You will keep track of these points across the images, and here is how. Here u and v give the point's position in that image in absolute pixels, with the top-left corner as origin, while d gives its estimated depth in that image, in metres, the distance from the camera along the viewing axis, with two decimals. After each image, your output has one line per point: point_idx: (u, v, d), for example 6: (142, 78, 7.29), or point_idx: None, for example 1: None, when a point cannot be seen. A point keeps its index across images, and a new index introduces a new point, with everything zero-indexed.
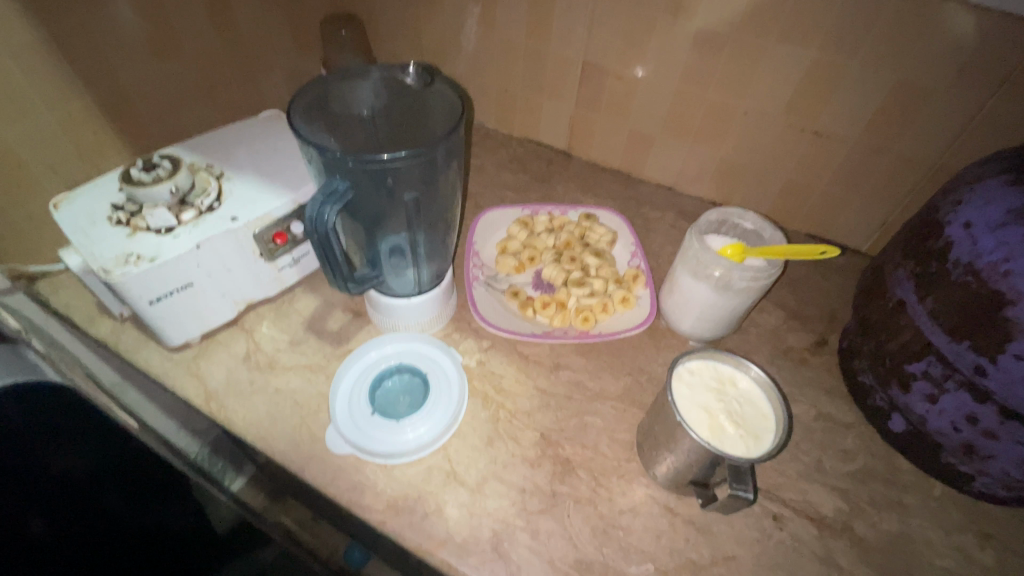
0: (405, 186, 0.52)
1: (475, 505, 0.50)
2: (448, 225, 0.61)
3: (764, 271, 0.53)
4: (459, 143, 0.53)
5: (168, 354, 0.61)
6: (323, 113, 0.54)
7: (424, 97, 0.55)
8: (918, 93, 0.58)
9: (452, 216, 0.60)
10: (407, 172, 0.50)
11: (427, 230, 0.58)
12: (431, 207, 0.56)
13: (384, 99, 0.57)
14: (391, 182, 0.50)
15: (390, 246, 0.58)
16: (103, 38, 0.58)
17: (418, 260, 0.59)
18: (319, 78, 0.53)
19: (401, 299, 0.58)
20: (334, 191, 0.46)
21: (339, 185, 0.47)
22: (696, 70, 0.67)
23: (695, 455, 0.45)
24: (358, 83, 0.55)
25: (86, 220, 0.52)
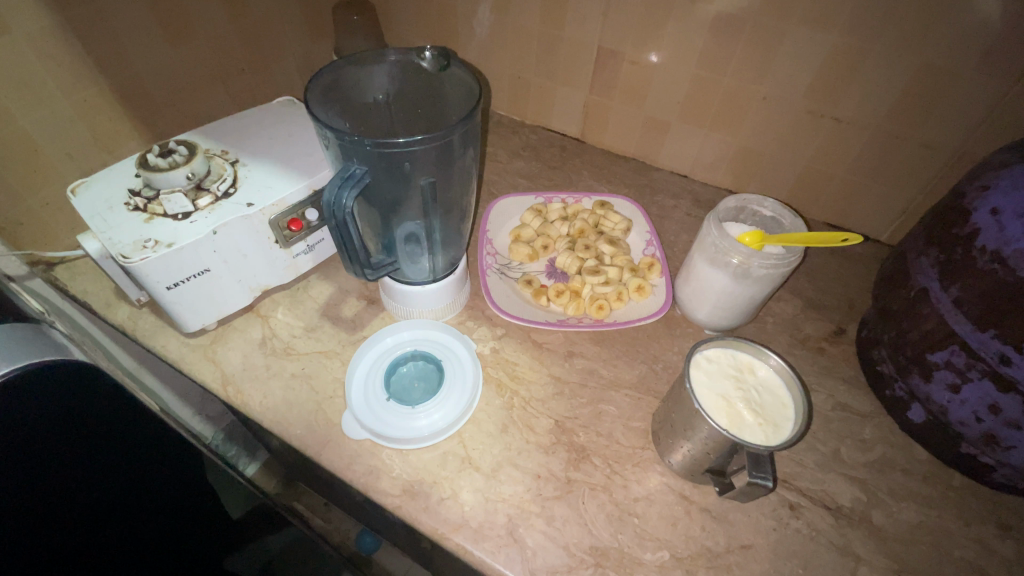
0: (421, 172, 0.51)
1: (490, 490, 0.50)
2: (463, 212, 0.60)
3: (785, 258, 0.53)
4: (475, 128, 0.52)
5: (185, 340, 0.61)
6: (338, 97, 0.53)
7: (440, 81, 0.54)
8: (943, 77, 0.56)
9: (467, 202, 0.60)
10: (424, 156, 0.49)
11: (441, 217, 0.58)
12: (447, 193, 0.56)
13: (399, 84, 0.56)
14: (407, 167, 0.50)
15: (406, 232, 0.58)
16: (116, 23, 0.58)
17: (432, 246, 0.59)
18: (335, 60, 0.52)
19: (415, 287, 0.58)
20: (351, 175, 0.46)
21: (356, 169, 0.47)
22: (713, 55, 0.66)
23: (711, 442, 0.45)
24: (373, 66, 0.54)
25: (103, 204, 0.53)
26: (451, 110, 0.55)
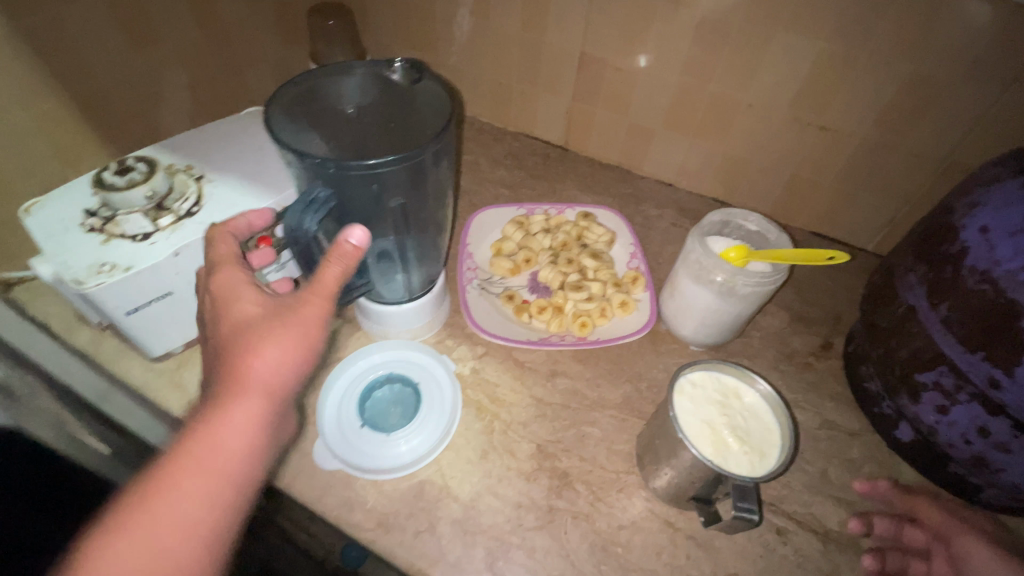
0: (392, 192, 0.49)
1: (468, 522, 0.49)
2: (438, 228, 0.58)
3: (771, 276, 0.51)
4: (449, 144, 0.50)
5: (149, 365, 0.59)
6: (304, 112, 0.50)
7: (412, 96, 0.52)
8: (932, 86, 0.55)
9: (442, 217, 0.57)
10: (395, 177, 0.47)
11: (414, 235, 0.55)
12: (420, 211, 0.54)
13: (370, 97, 0.53)
14: (378, 188, 0.48)
15: (377, 250, 0.54)
16: (74, 31, 0.55)
17: (407, 264, 0.57)
18: (299, 73, 0.49)
19: (391, 307, 0.56)
20: (315, 199, 0.44)
21: (320, 193, 0.44)
22: (700, 61, 0.64)
23: (696, 471, 0.43)
24: (341, 78, 0.51)
25: (58, 225, 0.50)
26: (423, 124, 0.53)
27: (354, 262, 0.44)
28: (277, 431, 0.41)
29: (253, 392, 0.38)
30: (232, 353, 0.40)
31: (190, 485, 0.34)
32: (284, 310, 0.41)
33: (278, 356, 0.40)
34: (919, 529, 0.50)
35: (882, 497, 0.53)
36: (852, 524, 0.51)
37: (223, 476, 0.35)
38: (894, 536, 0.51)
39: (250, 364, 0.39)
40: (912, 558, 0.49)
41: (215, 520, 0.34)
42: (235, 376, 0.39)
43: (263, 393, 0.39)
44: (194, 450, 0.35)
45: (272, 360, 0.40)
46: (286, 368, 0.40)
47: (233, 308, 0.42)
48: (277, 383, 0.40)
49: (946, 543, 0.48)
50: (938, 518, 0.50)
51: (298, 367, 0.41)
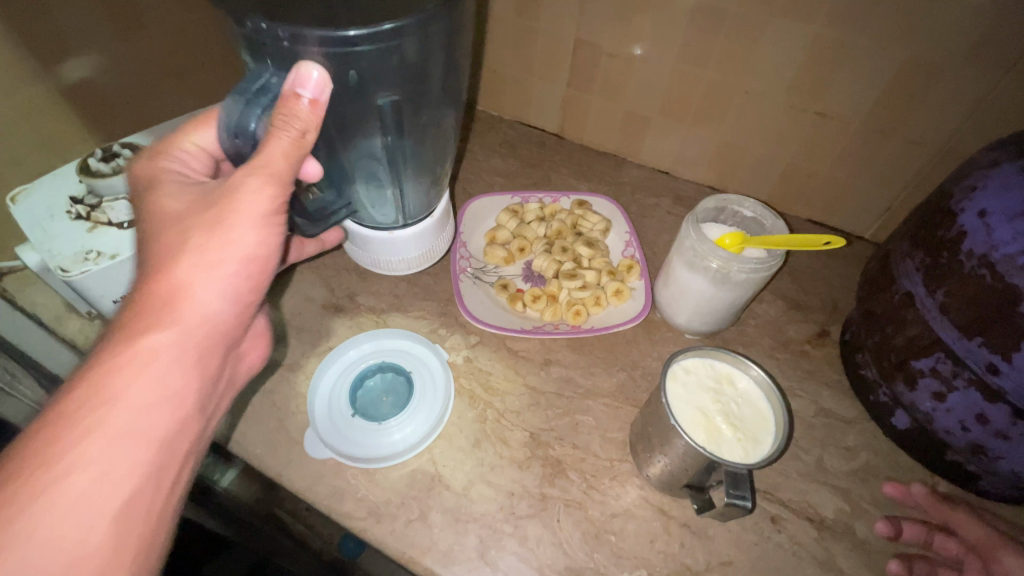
0: (378, 84, 0.42)
1: (460, 510, 0.48)
2: (439, 142, 0.52)
3: (766, 262, 0.51)
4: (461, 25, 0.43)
5: None
6: None
7: None
8: (930, 70, 0.54)
9: (444, 128, 0.51)
10: (382, 59, 0.40)
11: (411, 146, 0.50)
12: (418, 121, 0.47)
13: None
14: (356, 76, 0.41)
15: (363, 161, 0.48)
16: (58, 18, 0.54)
17: (399, 181, 0.52)
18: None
19: (381, 233, 0.53)
20: (262, 91, 0.38)
21: (269, 81, 0.38)
22: (694, 46, 0.63)
23: (689, 460, 0.43)
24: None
25: (43, 214, 0.49)
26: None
27: (306, 115, 0.37)
28: (215, 366, 0.37)
29: (173, 317, 0.35)
30: (154, 269, 0.36)
31: (93, 423, 0.31)
32: (212, 212, 0.38)
33: (201, 280, 0.36)
34: (951, 538, 0.48)
35: (911, 499, 0.51)
36: (878, 526, 0.50)
37: (127, 432, 0.31)
38: (922, 542, 0.49)
39: (170, 284, 0.36)
40: (939, 567, 0.47)
41: (125, 474, 0.31)
42: (153, 292, 0.35)
43: (188, 321, 0.35)
44: (107, 375, 0.32)
45: (205, 264, 0.37)
46: (213, 292, 0.37)
47: (162, 203, 0.40)
48: (210, 304, 0.37)
49: (982, 557, 0.46)
50: (977, 532, 0.47)
51: (238, 276, 0.38)
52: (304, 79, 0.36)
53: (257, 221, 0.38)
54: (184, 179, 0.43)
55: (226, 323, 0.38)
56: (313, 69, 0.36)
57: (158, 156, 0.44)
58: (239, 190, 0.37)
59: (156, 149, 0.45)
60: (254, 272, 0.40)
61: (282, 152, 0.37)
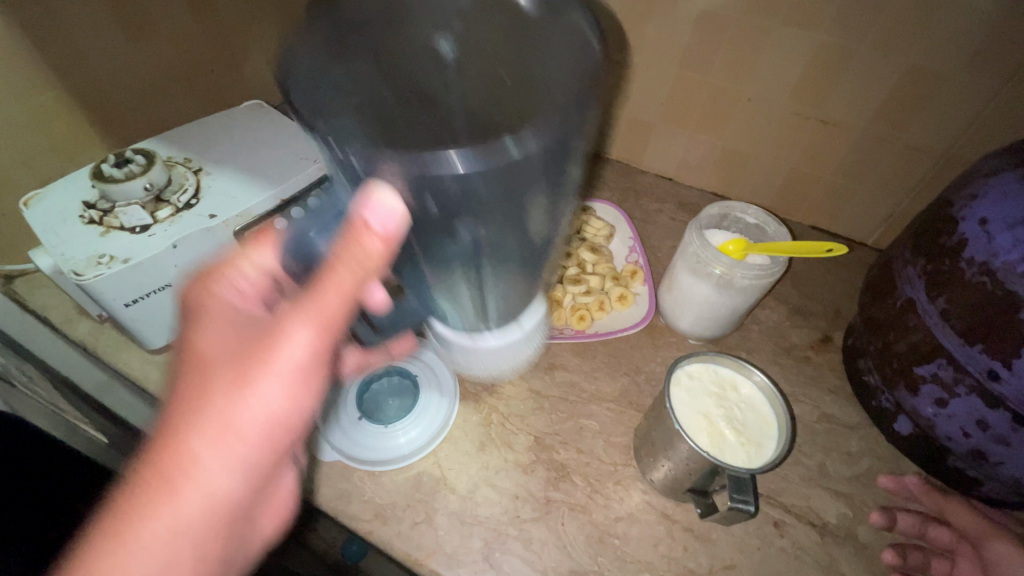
0: (462, 214, 0.34)
1: (465, 513, 0.49)
2: (525, 261, 0.43)
3: (770, 269, 0.51)
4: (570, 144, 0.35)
5: (148, 356, 0.59)
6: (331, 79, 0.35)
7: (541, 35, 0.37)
8: (932, 78, 0.55)
9: (535, 252, 0.44)
10: (480, 200, 0.33)
11: (494, 271, 0.42)
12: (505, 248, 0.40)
13: (466, 29, 0.41)
14: (439, 207, 0.33)
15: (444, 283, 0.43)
16: (73, 26, 0.55)
17: (482, 292, 0.44)
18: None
19: (467, 339, 0.47)
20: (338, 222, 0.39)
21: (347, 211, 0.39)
22: (698, 54, 0.64)
23: (692, 464, 0.44)
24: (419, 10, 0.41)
25: (57, 218, 0.50)
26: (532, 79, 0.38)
27: (374, 245, 0.34)
28: (219, 541, 0.34)
29: (176, 494, 0.31)
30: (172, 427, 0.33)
31: None
32: (240, 370, 0.34)
33: (212, 453, 0.32)
34: (943, 527, 0.50)
35: (906, 491, 0.52)
36: (873, 516, 0.50)
37: None
38: (917, 532, 0.50)
39: (182, 453, 0.32)
40: (933, 555, 0.49)
41: None
42: (163, 458, 0.32)
43: (192, 499, 0.32)
44: (105, 546, 0.30)
45: (217, 426, 0.33)
46: (225, 466, 0.33)
47: (198, 334, 0.36)
48: (215, 479, 0.33)
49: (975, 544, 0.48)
50: (968, 520, 0.49)
51: (249, 441, 0.34)
52: (374, 204, 0.32)
53: (293, 375, 0.35)
54: (229, 314, 0.37)
55: (235, 497, 0.34)
56: (384, 196, 0.32)
57: (209, 282, 0.39)
58: (286, 336, 0.35)
59: (210, 272, 0.40)
60: (274, 431, 0.35)
61: (338, 288, 0.34)
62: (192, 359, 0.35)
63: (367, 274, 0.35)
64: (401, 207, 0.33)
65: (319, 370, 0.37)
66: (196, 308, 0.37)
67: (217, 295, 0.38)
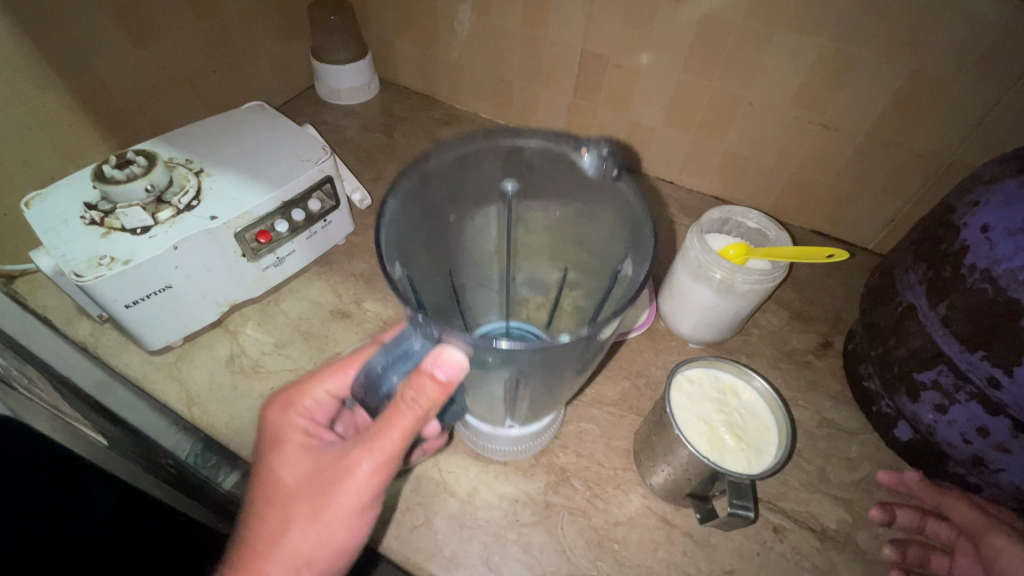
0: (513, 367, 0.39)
1: (464, 517, 0.49)
2: (561, 390, 0.47)
3: (769, 273, 0.51)
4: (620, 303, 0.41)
5: (149, 357, 0.59)
6: (425, 215, 0.46)
7: (597, 197, 0.48)
8: (933, 84, 0.55)
9: (571, 385, 0.47)
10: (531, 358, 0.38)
11: (528, 395, 0.45)
12: (542, 384, 0.43)
13: (528, 178, 0.50)
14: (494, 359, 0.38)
15: (482, 399, 0.46)
16: (75, 26, 0.55)
17: (513, 407, 0.47)
18: (449, 139, 0.46)
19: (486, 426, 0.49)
20: (408, 356, 0.38)
21: (414, 348, 0.38)
22: (701, 57, 0.64)
23: (693, 469, 0.43)
24: (492, 160, 0.48)
25: (57, 218, 0.50)
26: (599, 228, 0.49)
27: (437, 397, 0.37)
28: None
29: None
30: (254, 539, 0.40)
31: None
32: (317, 495, 0.40)
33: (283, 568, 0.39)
34: (943, 523, 0.50)
35: (908, 489, 0.52)
36: (872, 514, 0.51)
37: None
38: (916, 527, 0.50)
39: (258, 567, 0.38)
40: (931, 551, 0.49)
41: None
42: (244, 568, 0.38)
43: None
44: None
45: (293, 549, 0.39)
46: None
47: (281, 467, 0.42)
48: None
49: (974, 540, 0.47)
50: (968, 516, 0.48)
51: (314, 563, 0.40)
52: (443, 361, 0.36)
53: (353, 508, 0.41)
54: (304, 444, 0.44)
55: None
56: (454, 355, 0.37)
57: (285, 409, 0.45)
58: (351, 471, 0.40)
59: (285, 396, 0.46)
60: (339, 553, 0.41)
61: (397, 433, 0.39)
62: (274, 488, 0.41)
63: (423, 420, 0.39)
64: (463, 359, 0.37)
65: (374, 502, 0.42)
66: (277, 436, 0.44)
67: (294, 423, 0.45)
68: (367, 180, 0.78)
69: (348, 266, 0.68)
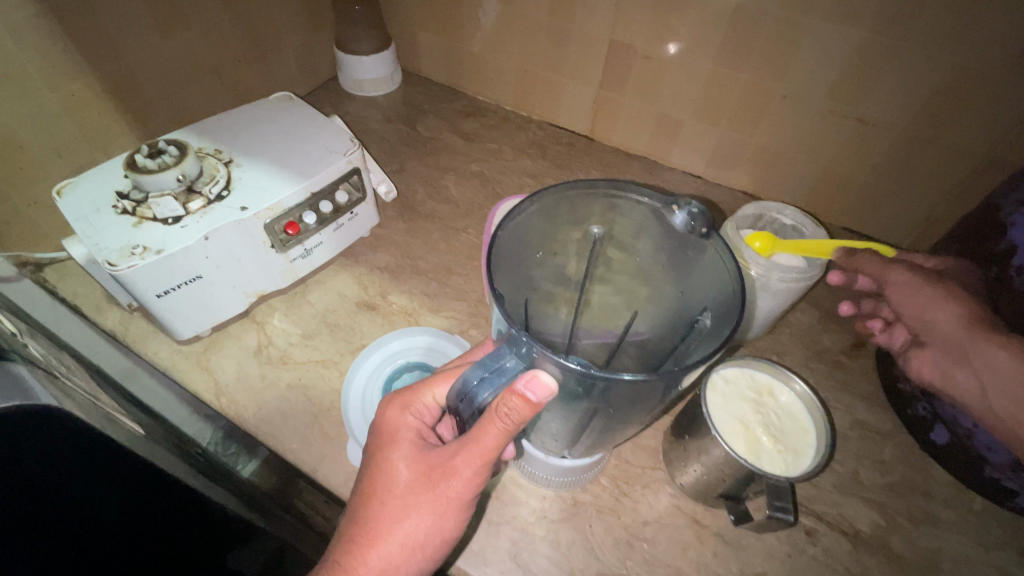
0: (601, 400, 0.36)
1: (492, 512, 0.49)
2: (632, 431, 0.45)
3: (805, 272, 0.51)
4: (705, 344, 0.38)
5: (176, 346, 0.60)
6: (519, 259, 0.45)
7: (697, 253, 0.43)
8: (976, 78, 0.53)
9: (642, 426, 0.44)
10: (616, 397, 0.35)
11: (602, 432, 0.42)
12: (617, 424, 0.40)
13: (615, 222, 0.48)
14: (579, 390, 0.36)
15: (551, 427, 0.44)
16: (106, 15, 0.55)
17: (579, 441, 0.45)
18: (547, 186, 0.44)
19: (541, 451, 0.47)
20: (503, 369, 0.34)
21: (509, 362, 0.34)
22: (733, 47, 0.62)
23: (727, 470, 0.43)
24: (587, 201, 0.46)
25: (90, 207, 0.50)
26: (689, 281, 0.45)
27: (525, 413, 0.34)
28: None
29: None
30: (364, 533, 0.40)
31: None
32: (431, 495, 0.40)
33: (395, 559, 0.39)
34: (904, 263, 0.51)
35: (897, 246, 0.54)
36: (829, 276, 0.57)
37: None
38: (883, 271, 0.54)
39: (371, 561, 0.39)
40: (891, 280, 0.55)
41: None
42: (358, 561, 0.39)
43: None
44: None
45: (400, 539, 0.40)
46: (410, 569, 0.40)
47: (394, 462, 0.41)
48: None
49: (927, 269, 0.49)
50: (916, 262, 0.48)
51: (418, 553, 0.40)
52: (535, 383, 0.33)
53: (461, 506, 0.40)
54: (416, 444, 0.42)
55: None
56: (549, 380, 0.33)
57: (401, 408, 0.43)
58: (458, 476, 0.39)
59: (401, 394, 0.43)
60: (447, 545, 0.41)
61: (497, 445, 0.37)
62: (383, 482, 0.41)
63: (517, 430, 0.36)
64: (554, 384, 0.34)
65: (472, 501, 0.41)
66: (392, 433, 0.42)
67: (408, 422, 0.42)
68: (391, 171, 0.78)
69: (373, 258, 0.68)
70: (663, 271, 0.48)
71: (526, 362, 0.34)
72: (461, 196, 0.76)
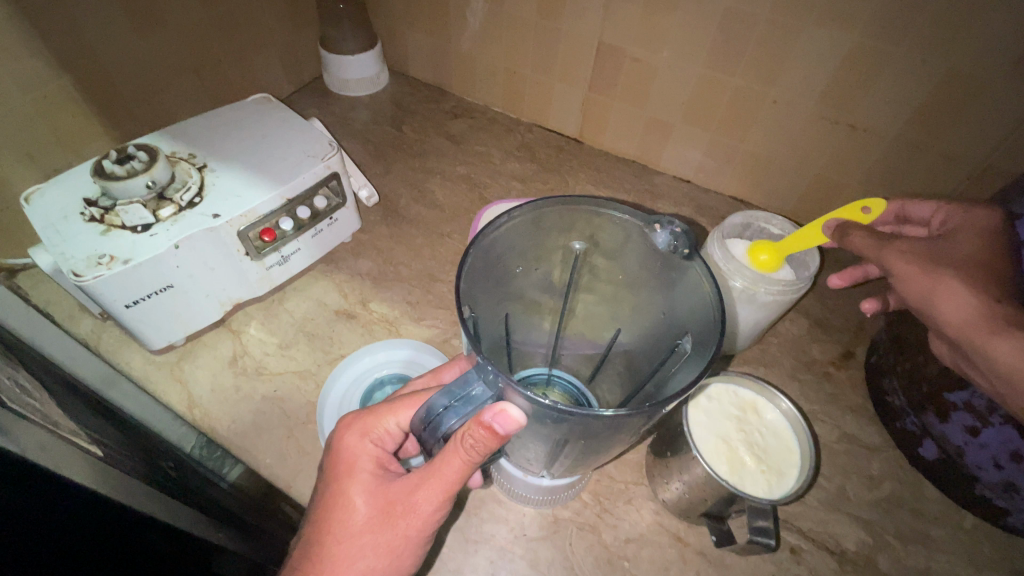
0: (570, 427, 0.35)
1: (470, 530, 0.47)
2: (607, 456, 0.43)
3: (793, 285, 0.49)
4: (685, 374, 0.37)
5: (150, 357, 0.58)
6: (495, 277, 0.43)
7: (676, 275, 0.41)
8: (971, 85, 0.52)
9: (619, 451, 0.43)
10: (587, 426, 0.34)
11: (573, 455, 0.41)
12: (589, 449, 0.39)
13: (598, 237, 0.45)
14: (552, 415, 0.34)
15: (523, 449, 0.42)
16: (78, 16, 0.53)
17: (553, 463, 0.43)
18: (525, 202, 0.41)
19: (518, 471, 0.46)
20: (470, 398, 0.33)
21: (476, 391, 0.33)
22: (726, 51, 0.61)
23: (709, 490, 0.42)
24: (569, 216, 0.43)
25: (57, 214, 0.48)
26: (671, 303, 0.43)
27: (491, 445, 0.34)
28: None
29: None
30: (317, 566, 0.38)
31: None
32: (389, 527, 0.39)
33: None
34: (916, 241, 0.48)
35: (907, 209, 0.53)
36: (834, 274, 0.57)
37: None
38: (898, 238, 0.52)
39: None
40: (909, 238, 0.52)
41: None
42: None
43: None
44: None
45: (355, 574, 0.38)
46: None
47: (351, 494, 0.40)
48: None
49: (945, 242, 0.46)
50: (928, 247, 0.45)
51: None
52: (503, 417, 0.33)
53: (419, 537, 0.40)
54: (375, 474, 0.41)
55: None
56: (518, 413, 0.33)
57: (361, 435, 0.41)
58: (419, 508, 0.38)
59: (361, 420, 0.42)
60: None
61: (461, 476, 0.37)
62: (340, 516, 0.39)
63: (481, 461, 0.36)
64: (522, 416, 0.33)
65: (431, 531, 0.40)
66: (349, 463, 0.41)
67: (367, 450, 0.41)
68: (375, 174, 0.76)
69: (354, 264, 0.67)
70: (643, 288, 0.46)
71: (494, 393, 0.33)
72: (446, 200, 0.74)
